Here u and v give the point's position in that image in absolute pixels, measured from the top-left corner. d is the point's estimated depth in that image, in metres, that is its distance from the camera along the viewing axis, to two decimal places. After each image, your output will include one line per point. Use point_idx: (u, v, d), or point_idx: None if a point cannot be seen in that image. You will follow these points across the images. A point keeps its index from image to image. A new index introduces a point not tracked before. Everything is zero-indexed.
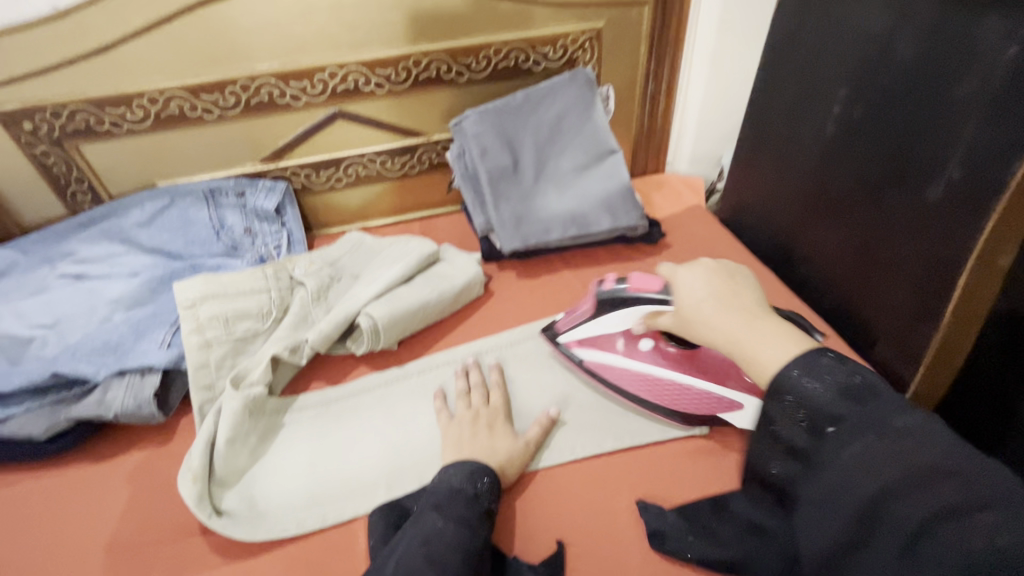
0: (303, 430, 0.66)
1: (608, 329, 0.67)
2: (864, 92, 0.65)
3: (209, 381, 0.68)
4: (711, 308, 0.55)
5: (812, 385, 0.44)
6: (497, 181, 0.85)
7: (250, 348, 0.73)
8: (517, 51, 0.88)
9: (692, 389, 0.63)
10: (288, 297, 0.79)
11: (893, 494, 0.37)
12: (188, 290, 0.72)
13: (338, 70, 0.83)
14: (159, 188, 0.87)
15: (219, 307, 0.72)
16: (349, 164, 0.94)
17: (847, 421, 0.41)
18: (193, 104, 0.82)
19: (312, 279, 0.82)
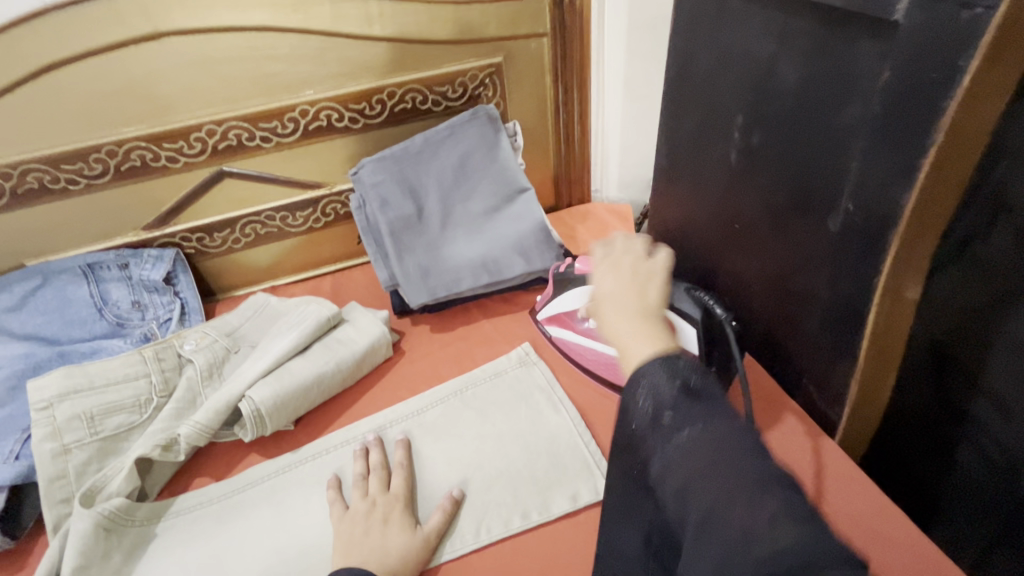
0: (176, 540, 0.58)
1: (567, 305, 0.71)
2: (758, 118, 0.61)
3: (67, 494, 0.60)
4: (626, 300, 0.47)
5: (660, 381, 0.38)
6: (400, 233, 0.79)
7: (124, 445, 0.65)
8: (413, 92, 0.84)
9: None
10: (172, 379, 0.71)
11: (711, 498, 0.32)
12: (44, 388, 0.63)
13: (217, 127, 0.77)
14: (30, 268, 0.79)
15: (82, 404, 0.64)
16: (246, 223, 0.88)
17: (683, 411, 0.36)
18: (54, 176, 0.74)
19: (202, 354, 0.74)
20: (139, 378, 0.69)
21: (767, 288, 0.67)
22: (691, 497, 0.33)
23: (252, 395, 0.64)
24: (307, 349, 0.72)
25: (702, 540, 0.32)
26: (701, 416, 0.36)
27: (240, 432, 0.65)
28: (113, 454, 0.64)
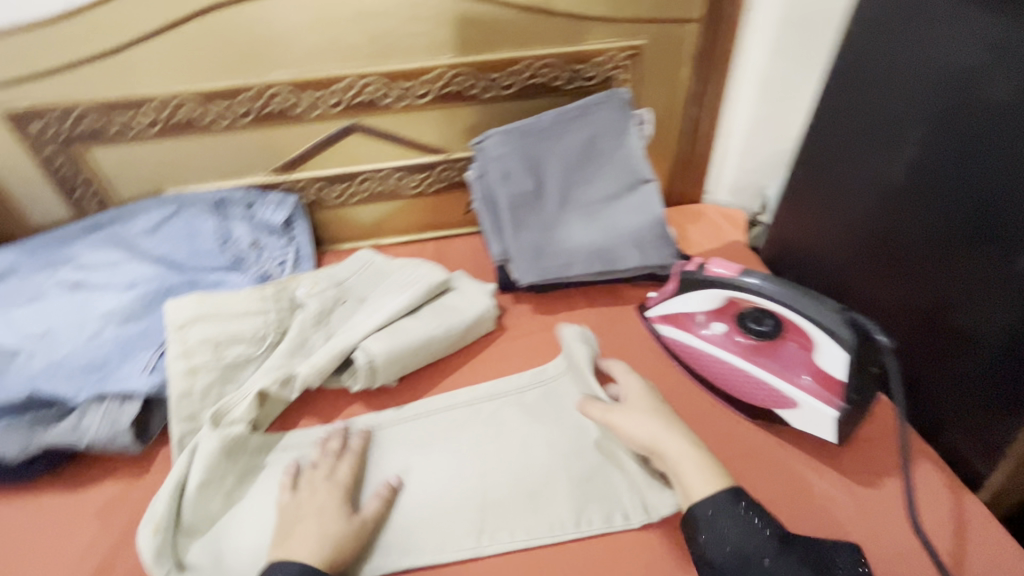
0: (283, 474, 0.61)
1: (689, 307, 0.68)
2: (942, 137, 0.57)
3: (192, 411, 0.64)
4: (646, 405, 0.59)
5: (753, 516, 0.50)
6: (518, 208, 0.78)
7: (241, 376, 0.68)
8: (550, 68, 0.81)
9: (753, 379, 0.62)
10: (286, 320, 0.74)
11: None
12: (180, 310, 0.67)
13: (357, 81, 0.78)
14: (168, 196, 0.84)
15: (211, 330, 0.67)
16: (364, 180, 0.89)
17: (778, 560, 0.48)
18: (204, 111, 0.77)
19: (314, 300, 0.76)
20: (260, 314, 0.71)
21: (913, 318, 0.63)
22: None
23: (368, 348, 0.66)
24: (415, 310, 0.72)
25: None
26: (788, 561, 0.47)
27: (350, 381, 0.67)
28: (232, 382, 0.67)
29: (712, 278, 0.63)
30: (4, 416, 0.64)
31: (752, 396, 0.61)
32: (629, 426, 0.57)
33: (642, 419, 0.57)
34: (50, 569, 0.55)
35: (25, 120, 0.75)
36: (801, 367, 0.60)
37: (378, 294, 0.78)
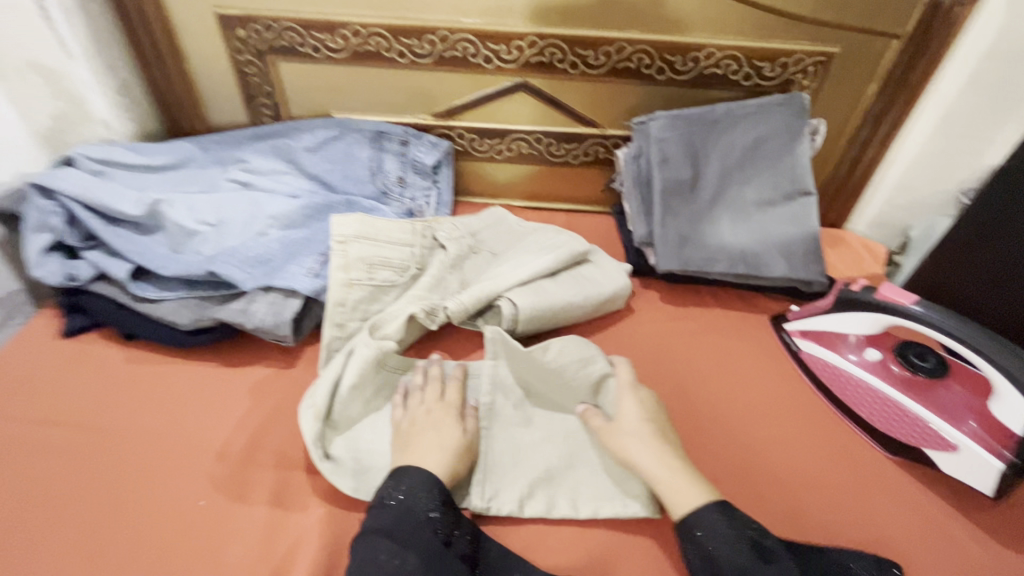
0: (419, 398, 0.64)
1: (843, 328, 0.65)
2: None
3: (343, 321, 0.67)
4: (638, 433, 0.56)
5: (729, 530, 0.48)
6: (671, 194, 0.78)
7: (384, 299, 0.71)
8: (731, 60, 0.80)
9: (907, 413, 0.60)
10: (427, 256, 0.76)
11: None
12: (344, 226, 0.71)
13: (539, 41, 0.79)
14: (334, 118, 0.88)
15: (368, 250, 0.71)
16: (514, 139, 0.91)
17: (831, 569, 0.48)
18: (391, 45, 0.81)
19: (456, 244, 0.78)
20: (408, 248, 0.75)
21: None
22: None
23: (511, 300, 0.68)
24: (553, 274, 0.74)
25: None
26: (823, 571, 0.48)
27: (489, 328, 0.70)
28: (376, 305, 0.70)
29: (878, 302, 0.61)
30: (179, 287, 0.71)
31: (899, 430, 0.59)
32: (627, 449, 0.55)
33: (635, 433, 0.56)
34: (210, 429, 0.62)
35: (233, 25, 0.80)
36: (968, 413, 0.57)
37: (516, 251, 0.80)
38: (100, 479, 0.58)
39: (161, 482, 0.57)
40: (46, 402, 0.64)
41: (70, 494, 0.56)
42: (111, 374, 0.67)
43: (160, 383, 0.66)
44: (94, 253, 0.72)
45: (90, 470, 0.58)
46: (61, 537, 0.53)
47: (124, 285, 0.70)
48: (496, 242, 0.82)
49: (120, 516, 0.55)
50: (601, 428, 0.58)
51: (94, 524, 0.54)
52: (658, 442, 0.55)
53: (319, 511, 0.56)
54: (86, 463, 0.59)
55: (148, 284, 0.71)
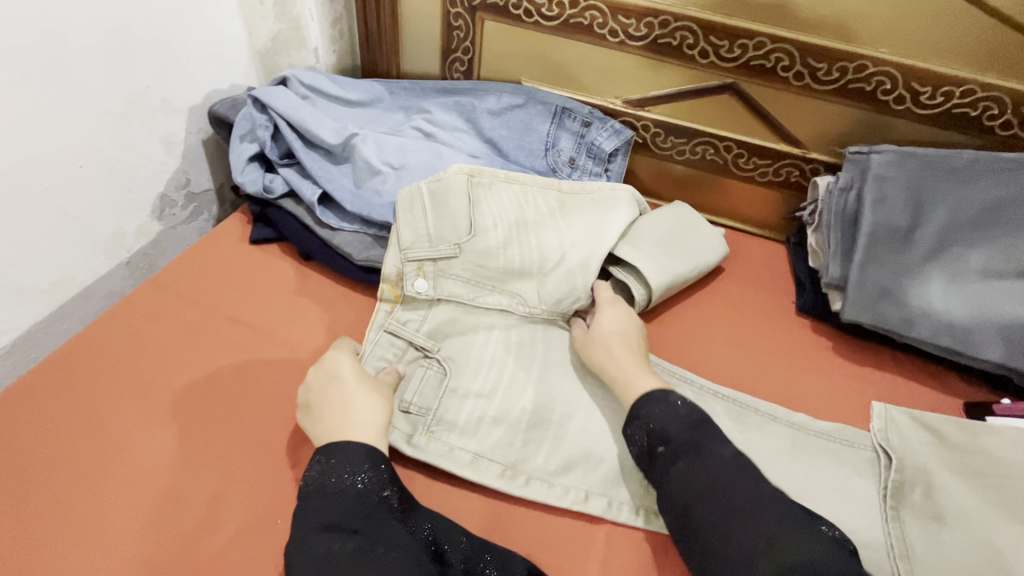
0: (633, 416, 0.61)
1: None
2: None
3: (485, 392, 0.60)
4: (608, 348, 0.60)
5: (657, 410, 0.52)
6: (879, 239, 0.69)
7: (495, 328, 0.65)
8: (993, 103, 0.69)
9: None
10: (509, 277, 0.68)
11: (687, 451, 0.49)
12: (390, 347, 0.62)
13: (768, 43, 0.73)
14: (523, 87, 0.88)
15: (456, 313, 0.65)
16: (701, 142, 0.85)
17: (675, 445, 0.50)
18: (605, 22, 0.78)
19: (490, 237, 0.68)
20: (445, 290, 0.65)
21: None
22: (710, 494, 0.46)
23: (644, 278, 0.71)
24: (665, 238, 0.77)
25: (722, 524, 0.44)
26: (679, 457, 0.49)
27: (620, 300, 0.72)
28: (481, 370, 0.61)
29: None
30: (356, 222, 0.74)
31: None
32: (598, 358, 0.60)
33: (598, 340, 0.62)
34: None
35: None
36: None
37: (574, 222, 0.74)
38: (240, 395, 0.61)
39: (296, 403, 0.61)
40: (229, 300, 0.70)
41: (241, 388, 0.62)
42: (266, 290, 0.71)
43: (327, 305, 0.70)
44: (289, 171, 0.77)
45: (234, 380, 0.62)
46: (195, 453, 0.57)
47: (311, 208, 0.74)
48: (545, 236, 0.72)
49: (253, 442, 0.58)
50: (579, 337, 0.64)
51: (220, 451, 0.57)
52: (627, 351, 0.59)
53: (444, 477, 0.56)
54: (244, 362, 0.64)
55: (331, 211, 0.74)
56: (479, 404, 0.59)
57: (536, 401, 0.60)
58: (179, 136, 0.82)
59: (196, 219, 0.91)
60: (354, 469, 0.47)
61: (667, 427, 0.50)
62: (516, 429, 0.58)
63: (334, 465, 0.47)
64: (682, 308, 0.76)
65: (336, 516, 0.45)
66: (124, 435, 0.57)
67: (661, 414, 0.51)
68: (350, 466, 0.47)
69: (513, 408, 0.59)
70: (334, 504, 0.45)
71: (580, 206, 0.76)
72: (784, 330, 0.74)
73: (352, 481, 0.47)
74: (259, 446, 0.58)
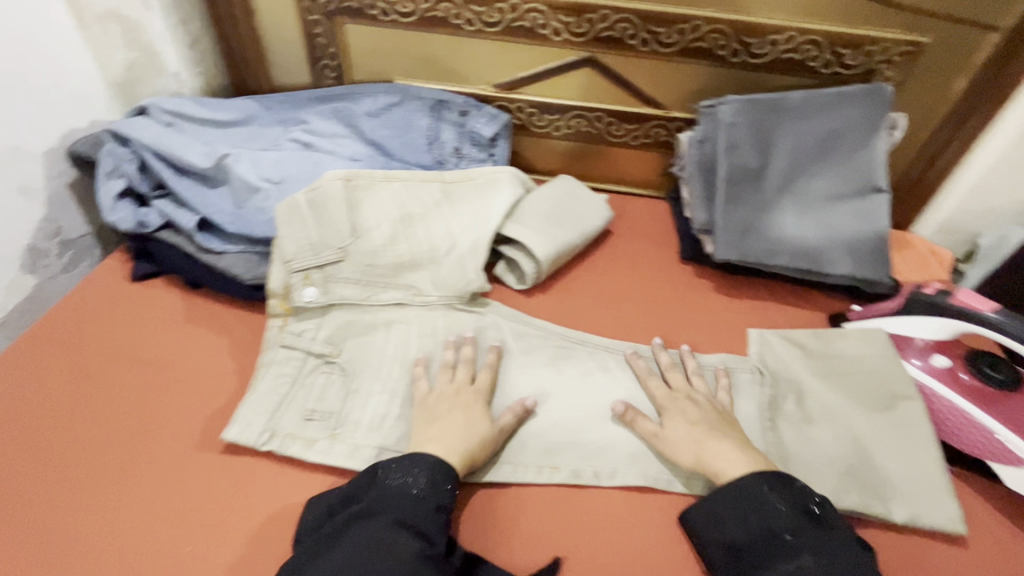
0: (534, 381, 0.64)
1: (913, 330, 0.63)
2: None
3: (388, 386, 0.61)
4: (696, 437, 0.57)
5: (779, 502, 0.50)
6: (737, 181, 0.75)
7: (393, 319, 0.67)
8: (811, 45, 0.76)
9: (982, 428, 0.57)
10: (400, 272, 0.70)
11: (798, 535, 0.48)
12: (288, 362, 0.61)
13: (612, 14, 0.77)
14: (396, 85, 0.89)
15: (354, 316, 0.66)
16: (574, 116, 0.89)
17: (802, 534, 0.48)
18: (460, 12, 0.80)
19: (375, 236, 0.70)
20: (337, 294, 0.66)
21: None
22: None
23: (531, 251, 0.73)
24: (552, 211, 0.81)
25: None
26: (813, 538, 0.48)
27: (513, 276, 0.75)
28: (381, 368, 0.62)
29: (961, 308, 0.58)
30: (241, 242, 0.73)
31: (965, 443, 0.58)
32: (689, 446, 0.56)
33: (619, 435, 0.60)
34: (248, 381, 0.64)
35: None
36: None
37: (461, 209, 0.77)
38: (128, 435, 0.59)
39: (189, 431, 0.59)
40: (115, 340, 0.67)
41: (144, 423, 0.60)
42: (152, 325, 0.69)
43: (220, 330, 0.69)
44: (163, 202, 0.75)
45: (122, 420, 0.60)
46: (83, 502, 0.55)
47: (191, 236, 0.73)
48: (433, 226, 0.74)
49: (143, 479, 0.56)
50: (650, 433, 0.59)
51: (110, 495, 0.55)
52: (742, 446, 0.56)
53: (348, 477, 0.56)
54: (131, 401, 0.62)
55: (213, 236, 0.73)
56: (382, 400, 0.59)
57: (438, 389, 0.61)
58: (39, 182, 0.78)
59: (76, 264, 0.87)
60: (413, 473, 0.50)
61: (773, 520, 0.49)
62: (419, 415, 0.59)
63: (398, 472, 0.50)
64: (575, 273, 0.80)
65: (381, 519, 0.47)
66: (15, 495, 0.55)
67: (783, 505, 0.50)
68: (416, 471, 0.50)
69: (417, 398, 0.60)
70: (395, 503, 0.48)
71: (465, 192, 0.79)
72: (670, 279, 0.80)
73: (411, 485, 0.49)
74: (152, 482, 0.56)
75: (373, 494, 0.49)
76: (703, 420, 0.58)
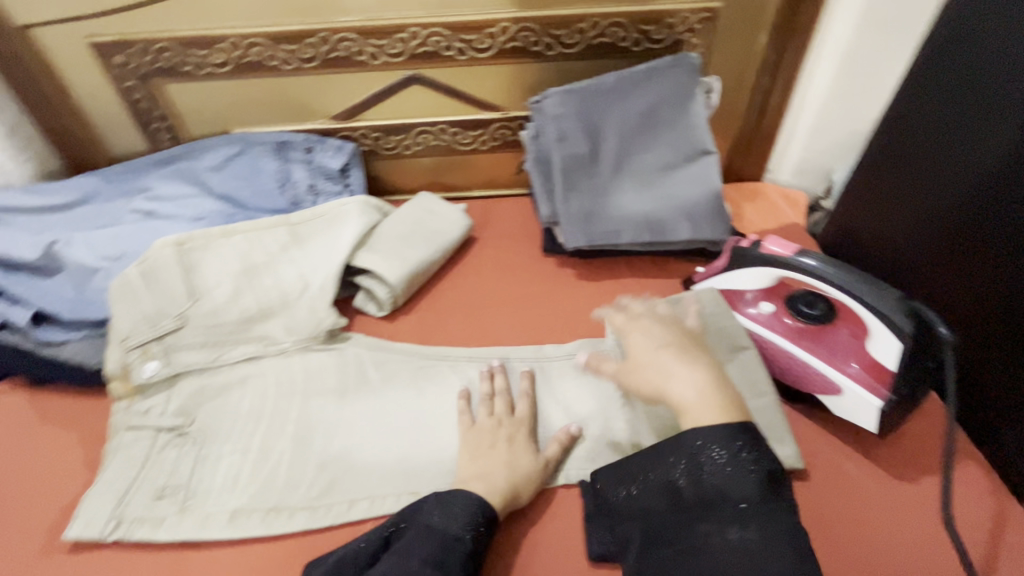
0: (395, 406, 0.64)
1: (742, 284, 0.66)
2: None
3: (240, 447, 0.60)
4: (661, 365, 0.54)
5: (719, 460, 0.48)
6: (572, 170, 0.77)
7: (246, 374, 0.66)
8: (616, 27, 0.79)
9: (804, 365, 0.61)
10: (250, 326, 0.69)
11: (747, 508, 0.46)
12: (137, 443, 0.60)
13: (420, 30, 0.78)
14: (234, 135, 0.88)
15: (205, 381, 0.65)
16: (420, 132, 0.90)
17: (751, 506, 0.46)
18: (273, 53, 0.80)
19: (216, 295, 0.69)
20: (180, 363, 0.65)
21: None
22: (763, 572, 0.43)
23: (384, 277, 0.74)
24: (407, 232, 0.81)
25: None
26: (774, 509, 0.46)
27: (373, 304, 0.75)
28: (235, 428, 0.61)
29: (764, 258, 0.62)
30: (83, 328, 0.71)
31: (796, 381, 0.62)
32: (649, 374, 0.54)
33: (658, 363, 0.54)
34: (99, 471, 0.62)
35: (109, 52, 0.79)
36: (855, 351, 0.60)
37: (311, 250, 0.76)
38: None
39: (25, 540, 0.56)
40: None
41: None
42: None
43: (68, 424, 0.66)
44: None
45: None
46: None
47: (26, 333, 0.70)
48: (282, 272, 0.74)
49: None
50: (611, 370, 0.59)
51: None
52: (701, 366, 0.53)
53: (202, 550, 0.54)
54: None
55: (53, 327, 0.71)
56: (235, 463, 0.59)
57: (295, 438, 0.61)
58: None
59: None
60: (454, 516, 0.51)
61: (723, 481, 0.47)
62: (276, 467, 0.58)
63: (441, 513, 0.51)
64: (439, 287, 0.80)
65: (429, 553, 0.48)
66: None
67: (744, 471, 0.47)
68: (457, 512, 0.51)
69: (273, 450, 0.60)
70: (436, 539, 0.49)
71: (314, 232, 0.78)
72: (533, 274, 0.81)
73: (456, 528, 0.50)
74: None
75: (410, 531, 0.50)
76: (669, 344, 0.56)
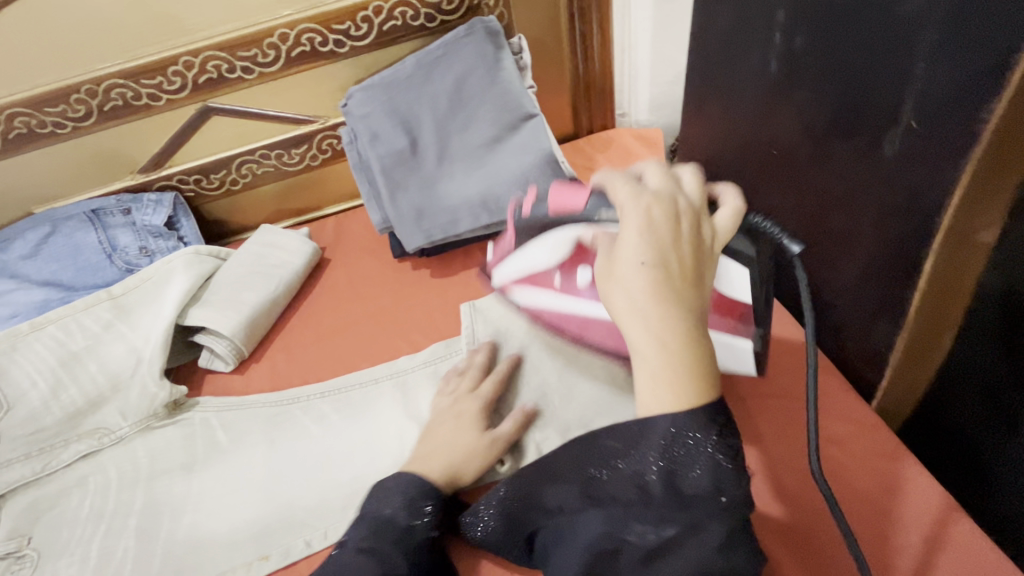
0: (245, 468, 0.60)
1: (541, 264, 0.57)
2: (972, 74, 0.36)
3: (79, 556, 0.56)
4: (636, 290, 0.38)
5: (697, 465, 0.37)
6: (393, 168, 0.73)
7: (83, 473, 0.62)
8: (402, 6, 0.75)
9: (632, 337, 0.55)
10: (79, 423, 0.64)
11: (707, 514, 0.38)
12: None
13: (195, 58, 0.73)
14: (39, 215, 0.79)
15: (37, 493, 0.61)
16: (241, 163, 0.84)
17: (723, 507, 0.38)
18: (41, 119, 0.73)
19: (31, 397, 0.63)
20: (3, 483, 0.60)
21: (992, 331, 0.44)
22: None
23: (219, 331, 0.69)
24: (244, 273, 0.74)
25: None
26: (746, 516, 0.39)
27: (219, 362, 0.70)
28: (73, 537, 0.57)
29: (560, 215, 0.52)
30: None
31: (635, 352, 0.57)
32: (617, 304, 0.39)
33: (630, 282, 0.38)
34: None
35: None
36: None
37: (139, 322, 0.70)
38: None
39: None
40: None
41: None
42: None
43: None
44: None
45: None
46: None
47: None
48: (108, 353, 0.67)
49: None
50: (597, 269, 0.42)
51: None
52: (673, 300, 0.38)
53: None
54: None
55: None
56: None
57: (139, 531, 0.57)
58: None
59: None
60: (410, 502, 0.48)
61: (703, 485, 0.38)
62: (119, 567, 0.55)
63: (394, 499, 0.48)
64: (290, 323, 0.75)
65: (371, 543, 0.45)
66: None
67: (717, 470, 0.38)
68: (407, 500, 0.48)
69: (115, 550, 0.56)
70: (378, 527, 0.46)
71: (138, 298, 0.71)
72: (387, 285, 0.77)
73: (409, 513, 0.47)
74: None
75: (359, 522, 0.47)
76: (655, 258, 0.38)
